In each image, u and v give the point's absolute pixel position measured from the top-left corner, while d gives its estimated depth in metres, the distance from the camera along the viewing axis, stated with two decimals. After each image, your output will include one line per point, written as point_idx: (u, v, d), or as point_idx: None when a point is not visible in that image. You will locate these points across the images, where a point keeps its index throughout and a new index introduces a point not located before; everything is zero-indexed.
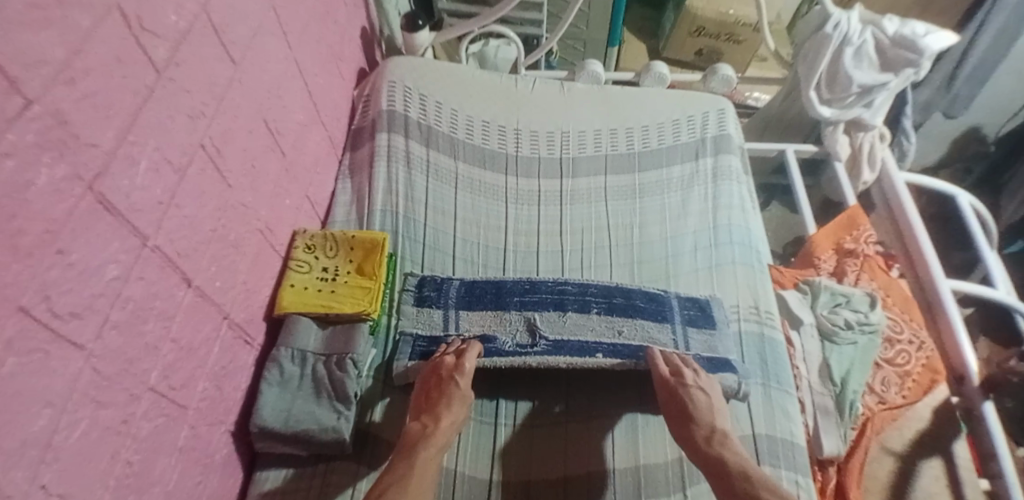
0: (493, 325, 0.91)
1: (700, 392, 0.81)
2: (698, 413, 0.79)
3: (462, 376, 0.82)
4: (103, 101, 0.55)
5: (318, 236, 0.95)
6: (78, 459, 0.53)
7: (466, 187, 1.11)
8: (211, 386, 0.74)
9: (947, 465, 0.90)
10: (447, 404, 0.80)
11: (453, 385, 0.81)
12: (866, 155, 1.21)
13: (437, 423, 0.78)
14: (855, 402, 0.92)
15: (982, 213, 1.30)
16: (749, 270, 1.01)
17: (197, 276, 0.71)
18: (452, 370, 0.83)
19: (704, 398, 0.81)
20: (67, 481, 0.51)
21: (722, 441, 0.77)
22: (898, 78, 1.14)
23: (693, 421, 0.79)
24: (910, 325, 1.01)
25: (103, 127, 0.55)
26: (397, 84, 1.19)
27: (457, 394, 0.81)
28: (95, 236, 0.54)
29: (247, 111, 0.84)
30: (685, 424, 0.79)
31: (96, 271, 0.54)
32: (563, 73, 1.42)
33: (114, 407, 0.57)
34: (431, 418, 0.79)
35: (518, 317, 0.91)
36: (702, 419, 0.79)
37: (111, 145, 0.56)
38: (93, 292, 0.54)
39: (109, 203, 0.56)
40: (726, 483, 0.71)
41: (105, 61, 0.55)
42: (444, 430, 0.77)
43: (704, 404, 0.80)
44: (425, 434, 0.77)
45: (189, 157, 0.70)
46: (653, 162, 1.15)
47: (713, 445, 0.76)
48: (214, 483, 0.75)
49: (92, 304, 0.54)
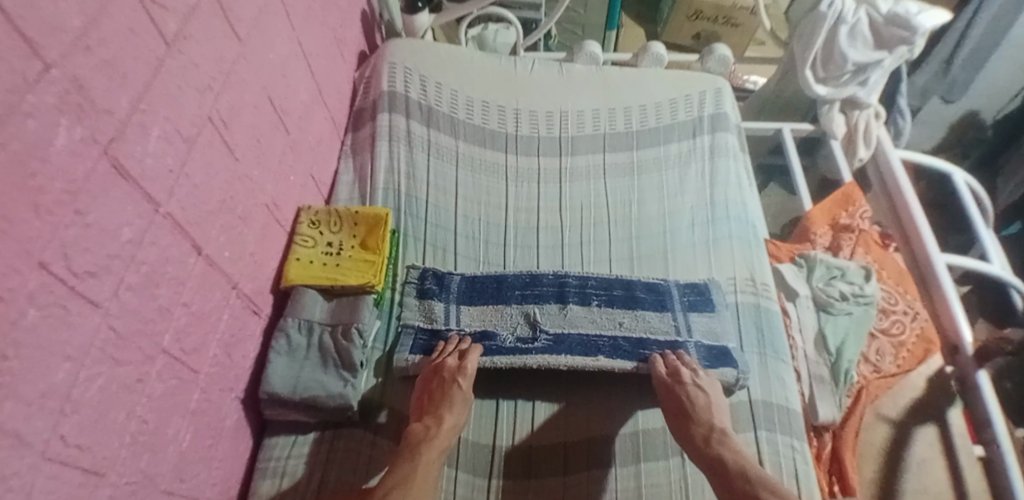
0: (493, 321, 0.92)
1: (698, 390, 0.80)
2: (697, 412, 0.78)
3: (465, 379, 0.81)
4: (117, 69, 0.57)
5: (322, 212, 0.98)
6: (97, 413, 0.55)
7: (467, 165, 1.13)
8: (221, 353, 0.77)
9: (941, 431, 0.93)
10: (449, 406, 0.79)
11: (455, 387, 0.80)
12: (862, 134, 1.23)
13: (439, 425, 0.76)
14: (850, 371, 0.94)
15: (978, 191, 1.31)
16: (745, 244, 1.03)
17: (207, 245, 0.73)
18: (455, 372, 0.82)
19: (702, 397, 0.79)
20: (87, 432, 0.53)
21: (721, 439, 0.75)
22: (892, 56, 1.17)
23: (692, 420, 0.77)
24: (905, 297, 1.04)
25: (118, 95, 0.57)
26: (397, 65, 1.22)
27: (459, 397, 0.80)
28: (113, 197, 0.56)
29: (252, 89, 0.85)
30: (684, 423, 0.78)
31: (112, 232, 0.56)
32: (561, 55, 1.44)
33: (129, 365, 0.59)
34: (433, 420, 0.77)
35: (517, 312, 0.92)
36: (701, 417, 0.78)
37: (125, 112, 0.58)
38: (110, 252, 0.56)
39: (124, 169, 0.58)
40: (726, 483, 0.70)
41: (118, 30, 0.57)
42: (445, 434, 0.76)
43: (702, 403, 0.79)
44: (426, 437, 0.75)
45: (198, 129, 0.72)
46: (650, 140, 1.16)
47: (711, 444, 0.75)
48: (225, 447, 0.78)
49: (109, 264, 0.56)
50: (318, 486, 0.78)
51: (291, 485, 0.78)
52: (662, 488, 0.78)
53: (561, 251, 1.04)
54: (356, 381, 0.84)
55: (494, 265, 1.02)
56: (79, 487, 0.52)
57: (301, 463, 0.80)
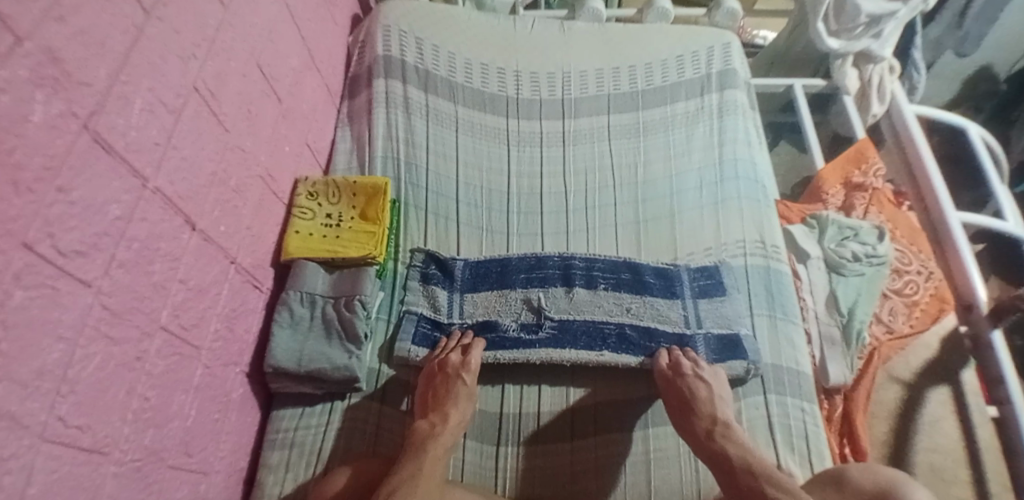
0: (497, 308, 0.90)
1: (700, 382, 0.77)
2: (699, 404, 0.75)
3: (469, 373, 0.80)
4: (94, 38, 0.54)
5: (319, 183, 0.95)
6: (96, 391, 0.54)
7: (467, 130, 1.10)
8: (223, 327, 0.76)
9: (954, 392, 0.92)
10: (454, 402, 0.77)
11: (459, 383, 0.78)
12: (876, 88, 1.18)
13: (445, 422, 0.74)
14: (862, 332, 0.92)
15: (992, 145, 1.26)
16: (755, 206, 1.00)
17: (201, 220, 0.72)
18: (459, 367, 0.80)
19: (706, 389, 0.77)
20: (87, 410, 0.53)
21: (725, 431, 0.72)
22: (906, 6, 1.11)
23: (694, 414, 0.74)
24: (919, 257, 1.01)
25: (97, 65, 0.54)
26: (392, 28, 1.17)
27: (463, 393, 0.78)
28: (97, 173, 0.54)
29: (239, 56, 0.82)
30: (686, 416, 0.75)
31: (100, 208, 0.54)
32: (562, 12, 1.38)
33: (127, 343, 0.58)
34: (439, 416, 0.75)
35: (520, 297, 0.90)
36: (703, 410, 0.75)
37: (105, 83, 0.55)
38: (98, 229, 0.54)
39: (106, 143, 0.55)
40: (728, 476, 0.66)
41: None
42: (451, 429, 0.74)
43: (706, 396, 0.76)
44: (433, 433, 0.72)
45: (184, 99, 0.69)
46: (656, 100, 1.12)
47: (714, 438, 0.71)
48: (232, 420, 0.78)
49: (98, 241, 0.54)
50: (327, 456, 0.78)
51: (298, 456, 0.79)
52: (670, 454, 0.77)
53: (565, 217, 1.01)
54: (361, 353, 0.83)
55: (497, 233, 1.00)
56: (82, 466, 0.52)
57: (309, 433, 0.81)
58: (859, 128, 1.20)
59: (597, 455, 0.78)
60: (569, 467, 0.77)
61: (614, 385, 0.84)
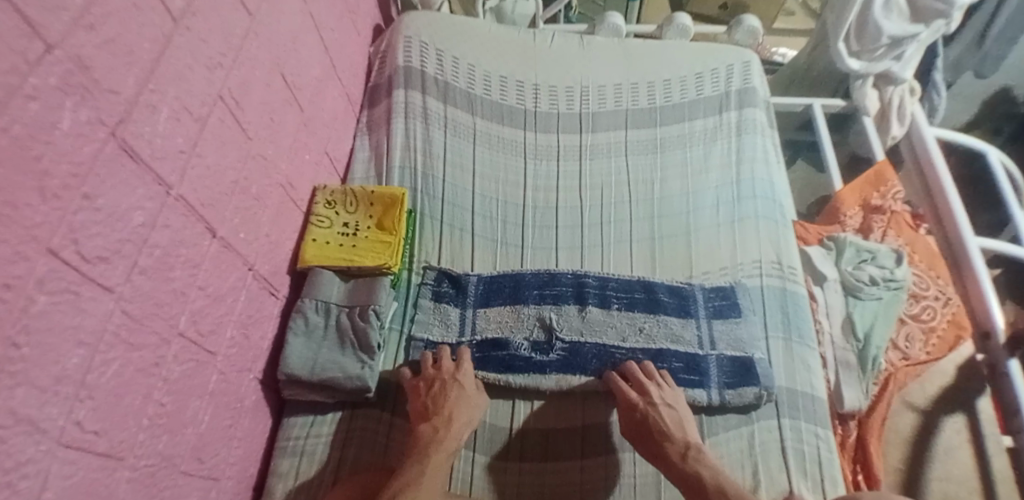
0: (510, 323, 0.90)
1: (667, 408, 0.78)
2: (669, 431, 0.75)
3: (464, 379, 0.82)
4: (122, 47, 0.55)
5: (338, 192, 0.96)
6: (113, 397, 0.54)
7: (484, 142, 1.11)
8: (238, 334, 0.76)
9: (969, 421, 0.90)
10: (454, 405, 0.78)
11: (457, 388, 0.80)
12: (896, 110, 1.17)
13: (449, 426, 0.75)
14: (878, 358, 0.92)
15: (1012, 170, 1.25)
16: (772, 226, 0.99)
17: (220, 227, 0.72)
18: (455, 373, 0.82)
19: (671, 415, 0.77)
20: (103, 416, 0.53)
21: (698, 456, 0.73)
22: (929, 29, 1.11)
23: (665, 439, 0.74)
24: (936, 282, 1.01)
25: (125, 74, 0.55)
26: (413, 39, 1.18)
27: (462, 397, 0.79)
28: (122, 181, 0.55)
29: (263, 65, 0.83)
30: (658, 443, 0.75)
31: (123, 216, 0.55)
32: (582, 26, 1.38)
33: (145, 349, 0.59)
34: (442, 421, 0.76)
35: (533, 314, 0.90)
36: (674, 436, 0.75)
37: (132, 91, 0.56)
38: (121, 236, 0.55)
39: (131, 150, 0.56)
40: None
41: (121, 7, 0.54)
42: (454, 433, 0.75)
43: (672, 422, 0.76)
44: (437, 437, 0.74)
45: (209, 107, 0.70)
46: (674, 117, 1.12)
47: (688, 461, 0.72)
48: (244, 427, 0.78)
49: (120, 248, 0.54)
50: (337, 466, 0.79)
51: (309, 465, 0.79)
52: None
53: (580, 232, 1.01)
54: (374, 364, 0.84)
55: (512, 246, 1.00)
56: (96, 471, 0.52)
57: (320, 443, 0.81)
58: (879, 149, 1.19)
59: (607, 474, 0.77)
60: (577, 486, 0.77)
61: None
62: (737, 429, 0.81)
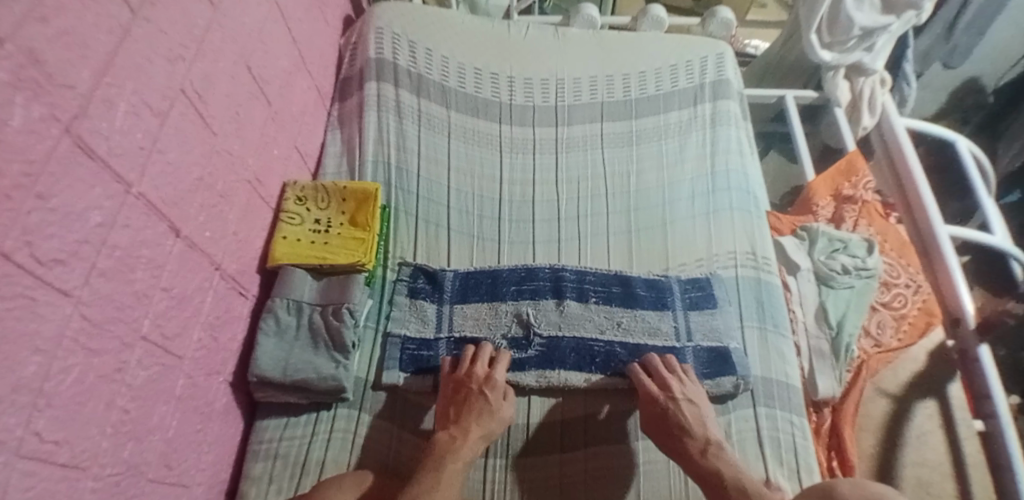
0: (487, 319, 0.89)
1: (688, 404, 0.77)
2: (689, 427, 0.75)
3: (493, 391, 0.78)
4: (78, 40, 0.52)
5: (308, 188, 0.94)
6: (74, 404, 0.52)
7: (459, 135, 1.09)
8: (206, 336, 0.74)
9: (941, 406, 0.93)
10: (476, 417, 0.75)
11: (482, 399, 0.77)
12: (867, 100, 1.19)
13: (465, 436, 0.73)
14: (851, 345, 0.93)
15: (981, 158, 1.27)
16: (747, 217, 1.00)
17: (185, 226, 0.70)
18: (483, 383, 0.79)
19: (692, 411, 0.77)
20: (64, 426, 0.51)
21: (718, 453, 0.72)
22: (899, 20, 1.12)
23: (685, 435, 0.74)
24: (907, 270, 1.02)
25: (80, 67, 0.52)
26: (384, 30, 1.16)
27: (486, 409, 0.76)
28: (78, 179, 0.52)
29: (228, 58, 0.80)
30: (677, 438, 0.75)
31: (80, 216, 0.52)
32: (557, 18, 1.37)
33: (107, 354, 0.56)
34: (460, 430, 0.74)
35: (510, 310, 0.89)
36: (695, 431, 0.75)
37: (88, 86, 0.54)
38: (79, 237, 0.52)
39: (88, 147, 0.53)
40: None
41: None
42: (471, 444, 0.73)
43: (694, 418, 0.76)
44: (452, 446, 0.72)
45: (170, 101, 0.67)
46: (650, 109, 1.12)
47: (708, 458, 0.72)
48: (214, 431, 0.76)
49: (78, 250, 0.52)
50: (311, 468, 0.77)
51: (282, 468, 0.77)
52: (660, 468, 0.77)
53: (557, 226, 1.00)
54: (348, 363, 0.82)
55: (488, 240, 0.99)
56: (58, 483, 0.50)
57: (294, 444, 0.79)
58: (850, 140, 1.21)
59: (587, 468, 0.77)
60: (556, 481, 0.76)
61: (606, 398, 0.84)
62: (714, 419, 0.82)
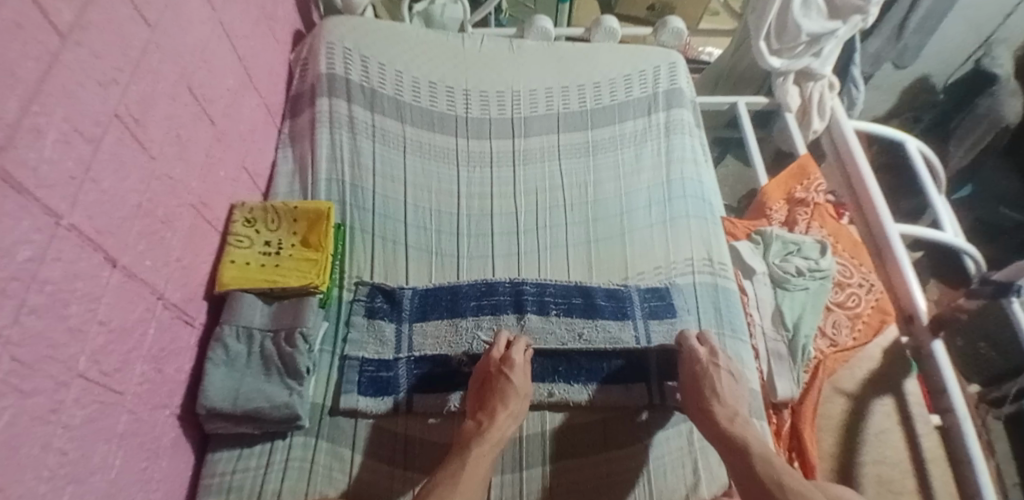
0: (448, 336, 0.88)
1: (727, 375, 0.80)
2: (721, 393, 0.78)
3: (513, 370, 0.78)
4: (2, 69, 0.49)
5: (257, 209, 0.91)
6: (7, 451, 0.49)
7: (416, 150, 1.08)
8: (150, 369, 0.71)
9: (898, 403, 0.94)
10: (500, 399, 0.76)
11: (504, 379, 0.77)
12: (817, 105, 1.22)
13: (492, 418, 0.74)
14: (807, 346, 0.95)
15: (931, 160, 1.32)
16: (703, 223, 1.01)
17: (123, 255, 0.67)
18: (501, 364, 0.79)
19: (729, 382, 0.80)
20: None
21: (745, 424, 0.75)
22: (846, 26, 1.16)
23: (717, 401, 0.77)
24: (860, 270, 1.05)
25: (5, 96, 0.50)
26: (335, 45, 1.14)
27: (511, 389, 0.77)
28: (6, 214, 0.49)
29: (168, 79, 0.77)
30: (707, 400, 0.78)
31: (8, 252, 0.49)
32: (511, 29, 1.37)
33: (41, 395, 0.53)
34: (487, 414, 0.75)
35: (471, 326, 0.88)
36: (726, 400, 0.77)
37: (15, 116, 0.51)
38: (7, 275, 0.49)
39: (16, 181, 0.50)
40: (742, 462, 0.70)
41: (2, 25, 0.49)
42: (498, 426, 0.73)
43: (728, 388, 0.79)
44: (479, 431, 0.73)
45: (105, 127, 0.64)
46: (605, 118, 1.13)
47: (736, 425, 0.75)
48: (163, 467, 0.73)
49: (6, 287, 0.49)
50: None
51: None
52: (625, 477, 0.77)
53: (516, 239, 1.00)
54: (302, 389, 0.80)
55: (447, 256, 0.98)
56: None
57: (248, 476, 0.76)
58: (800, 144, 1.24)
59: (555, 482, 0.77)
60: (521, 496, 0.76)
61: (568, 411, 0.83)
62: (677, 427, 0.82)
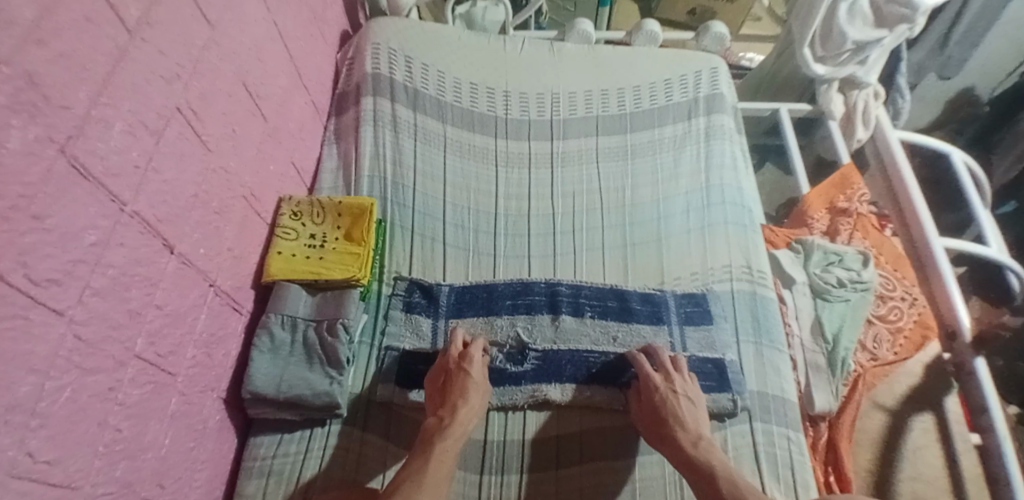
0: (483, 334, 0.89)
1: (687, 401, 0.77)
2: (683, 420, 0.74)
3: (471, 365, 0.80)
4: (76, 61, 0.52)
5: (304, 203, 0.94)
6: (66, 424, 0.52)
7: (455, 150, 1.10)
8: (201, 353, 0.74)
9: (937, 419, 0.92)
10: (460, 394, 0.76)
11: (463, 374, 0.78)
12: (861, 114, 1.20)
13: (453, 414, 0.74)
14: (846, 359, 0.93)
15: (976, 173, 1.27)
16: (742, 231, 1.00)
17: (180, 243, 0.70)
18: (460, 360, 0.80)
19: (689, 407, 0.77)
20: (56, 445, 0.50)
21: (709, 446, 0.72)
22: (892, 34, 1.12)
23: (679, 425, 0.74)
24: (902, 282, 1.02)
25: (77, 87, 0.52)
26: (381, 46, 1.16)
27: (469, 383, 0.77)
28: (75, 199, 0.52)
29: (225, 76, 0.81)
30: (668, 427, 0.74)
31: (75, 236, 0.52)
32: (553, 33, 1.38)
33: (101, 373, 0.56)
34: (447, 411, 0.75)
35: (506, 324, 0.89)
36: (688, 425, 0.74)
37: (86, 106, 0.54)
38: (74, 257, 0.52)
39: (84, 168, 0.53)
40: (707, 485, 0.66)
41: (75, 20, 0.52)
42: (461, 421, 0.73)
43: (689, 413, 0.76)
44: (440, 427, 0.72)
45: (167, 120, 0.67)
46: (644, 123, 1.13)
47: (699, 449, 0.71)
48: (208, 449, 0.76)
49: (73, 269, 0.52)
50: (305, 485, 0.76)
51: (276, 486, 0.76)
52: (656, 483, 0.76)
53: (551, 239, 1.01)
54: (342, 379, 0.82)
55: (484, 255, 0.99)
56: None
57: (287, 462, 0.78)
58: (844, 153, 1.22)
59: (586, 482, 0.77)
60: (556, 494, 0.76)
61: (602, 412, 0.83)
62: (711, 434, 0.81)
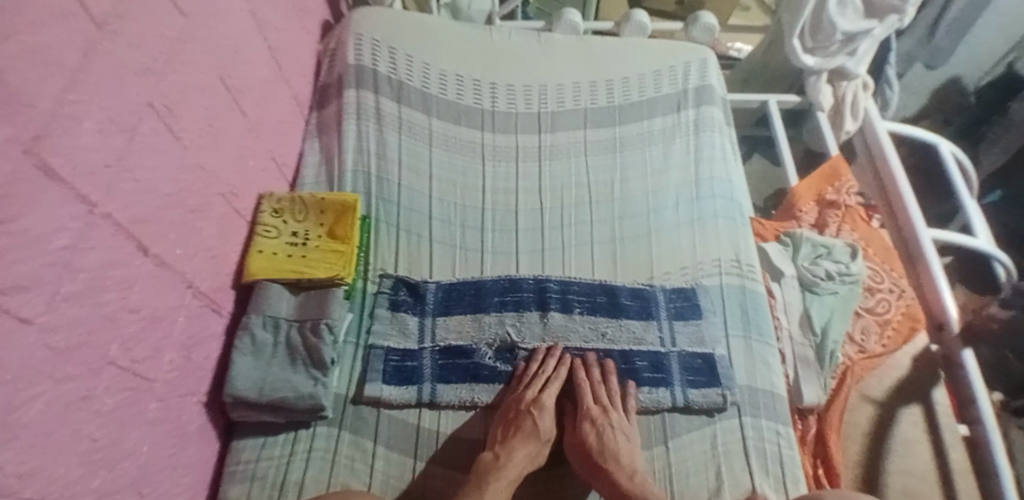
0: (472, 331, 0.87)
1: (622, 435, 0.77)
2: (618, 454, 0.74)
3: (543, 414, 0.78)
4: (42, 56, 0.50)
5: (285, 199, 0.91)
6: (39, 436, 0.50)
7: (442, 143, 1.08)
8: (179, 357, 0.72)
9: (926, 411, 0.93)
10: (523, 438, 0.75)
11: (530, 419, 0.77)
12: (849, 106, 1.20)
13: (510, 454, 0.73)
14: (835, 352, 0.93)
15: (966, 165, 1.28)
16: (731, 225, 1.00)
17: (155, 244, 0.67)
18: (531, 403, 0.79)
19: (624, 441, 0.76)
20: (29, 458, 0.48)
21: (643, 481, 0.71)
22: (882, 25, 1.11)
23: (614, 460, 0.73)
24: (890, 275, 1.03)
25: (43, 84, 0.50)
26: (363, 37, 1.13)
27: (535, 429, 0.76)
28: (42, 201, 0.49)
29: (201, 70, 0.78)
30: (602, 462, 0.73)
31: (44, 239, 0.50)
32: (540, 22, 1.35)
33: (73, 381, 0.54)
34: (505, 448, 0.74)
35: (494, 322, 0.88)
36: (622, 459, 0.73)
37: (53, 103, 0.51)
38: (44, 262, 0.50)
39: (51, 168, 0.51)
40: None
41: (39, 12, 0.49)
42: (516, 464, 0.72)
43: (625, 448, 0.75)
44: (497, 465, 0.72)
45: (139, 116, 0.65)
46: (633, 115, 1.11)
47: (635, 483, 0.71)
48: (189, 454, 0.74)
49: (43, 275, 0.49)
50: (290, 489, 0.75)
51: (260, 490, 0.75)
52: None
53: (540, 234, 0.99)
54: (327, 380, 0.80)
55: (471, 251, 0.98)
56: None
57: (272, 465, 0.76)
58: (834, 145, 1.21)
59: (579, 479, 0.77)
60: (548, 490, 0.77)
61: None
62: (700, 430, 0.80)
